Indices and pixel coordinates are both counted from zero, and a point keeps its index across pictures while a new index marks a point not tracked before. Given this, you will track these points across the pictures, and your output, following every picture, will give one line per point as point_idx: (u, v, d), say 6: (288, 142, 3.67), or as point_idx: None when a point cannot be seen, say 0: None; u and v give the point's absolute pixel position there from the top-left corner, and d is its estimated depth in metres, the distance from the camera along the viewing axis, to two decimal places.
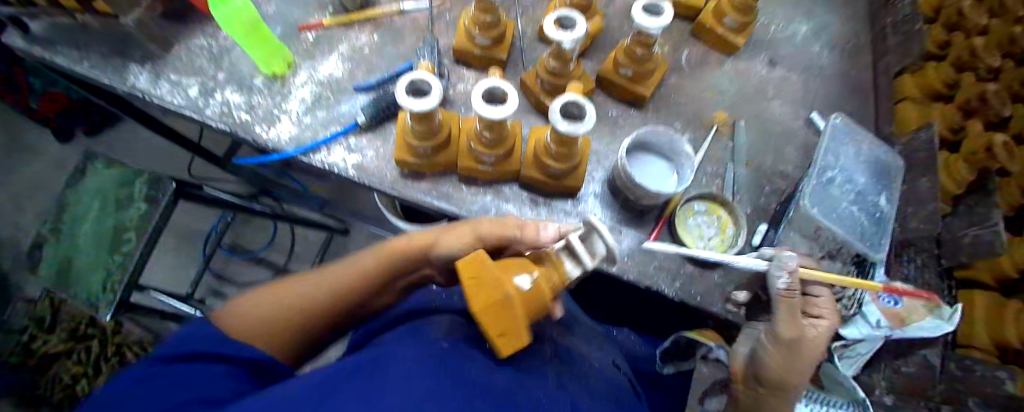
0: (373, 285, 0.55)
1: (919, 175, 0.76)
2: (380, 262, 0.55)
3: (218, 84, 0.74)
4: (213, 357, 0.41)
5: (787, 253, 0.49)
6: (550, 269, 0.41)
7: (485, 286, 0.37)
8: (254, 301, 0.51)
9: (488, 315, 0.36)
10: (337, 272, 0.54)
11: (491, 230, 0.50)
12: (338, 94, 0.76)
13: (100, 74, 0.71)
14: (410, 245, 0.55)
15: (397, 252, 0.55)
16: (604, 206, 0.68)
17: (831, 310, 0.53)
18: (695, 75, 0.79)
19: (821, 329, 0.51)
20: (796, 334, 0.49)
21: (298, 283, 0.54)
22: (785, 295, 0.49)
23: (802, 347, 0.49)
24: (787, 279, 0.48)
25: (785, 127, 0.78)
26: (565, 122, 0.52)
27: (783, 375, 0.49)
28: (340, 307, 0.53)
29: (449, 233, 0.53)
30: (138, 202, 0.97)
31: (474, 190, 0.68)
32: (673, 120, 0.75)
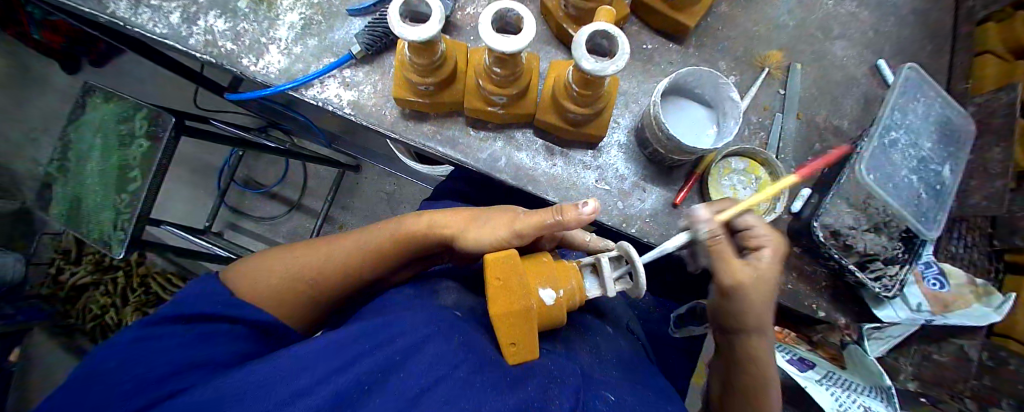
0: (387, 265, 0.49)
1: (993, 142, 0.66)
2: (396, 244, 0.48)
3: (201, 8, 0.66)
4: (219, 316, 0.41)
5: (696, 206, 0.44)
6: (575, 288, 0.39)
7: (510, 291, 0.36)
8: (264, 265, 0.48)
9: (506, 321, 0.35)
10: (350, 248, 0.49)
11: (526, 225, 0.43)
12: (331, 18, 0.68)
13: (80, 2, 0.64)
14: (433, 228, 0.48)
15: (419, 234, 0.48)
16: (628, 158, 0.60)
17: (769, 236, 0.46)
18: (750, 4, 0.68)
19: (761, 265, 0.45)
20: (733, 279, 0.45)
21: (309, 251, 0.49)
22: (711, 243, 0.44)
23: (743, 289, 0.45)
24: (707, 226, 0.43)
25: (847, 73, 0.68)
26: (591, 59, 0.43)
27: (737, 320, 0.47)
28: (350, 285, 0.49)
29: (481, 222, 0.47)
30: (140, 139, 0.90)
31: (484, 135, 0.61)
32: (717, 59, 0.65)
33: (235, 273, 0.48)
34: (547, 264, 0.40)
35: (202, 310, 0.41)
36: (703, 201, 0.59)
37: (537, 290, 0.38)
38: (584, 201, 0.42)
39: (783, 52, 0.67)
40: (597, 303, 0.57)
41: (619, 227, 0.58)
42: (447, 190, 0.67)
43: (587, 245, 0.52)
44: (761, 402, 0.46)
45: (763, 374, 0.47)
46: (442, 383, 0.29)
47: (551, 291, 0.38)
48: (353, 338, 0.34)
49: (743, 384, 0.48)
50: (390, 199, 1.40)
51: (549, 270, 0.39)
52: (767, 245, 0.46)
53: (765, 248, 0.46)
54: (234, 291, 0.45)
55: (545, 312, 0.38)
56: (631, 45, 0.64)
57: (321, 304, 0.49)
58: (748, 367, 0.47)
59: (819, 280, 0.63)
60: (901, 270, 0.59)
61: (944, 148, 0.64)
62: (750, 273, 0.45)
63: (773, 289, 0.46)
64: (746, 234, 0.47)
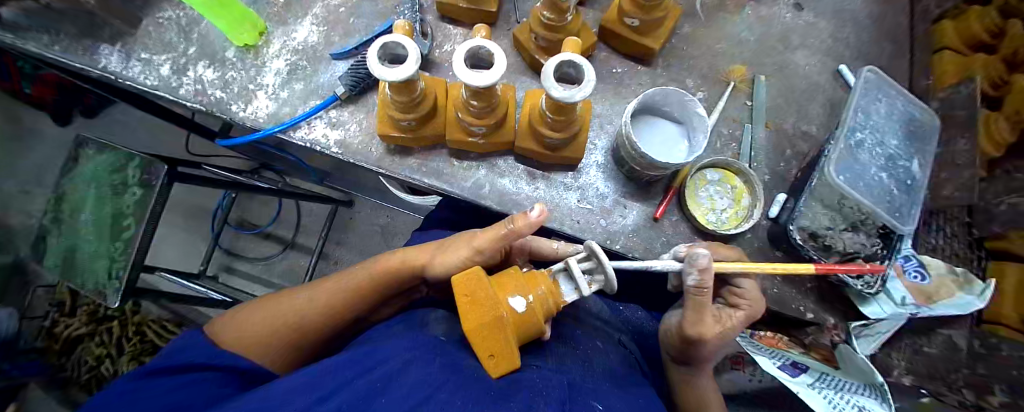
0: (365, 300, 0.50)
1: (958, 134, 0.69)
2: (372, 279, 0.50)
3: (191, 60, 0.70)
4: (202, 365, 0.42)
5: (701, 251, 0.45)
6: (546, 293, 0.41)
7: (481, 307, 0.37)
8: (250, 314, 0.49)
9: (479, 335, 0.37)
10: (330, 288, 0.51)
11: (485, 240, 0.46)
12: (315, 62, 0.71)
13: (71, 57, 0.67)
14: (406, 262, 0.50)
15: (392, 268, 0.50)
16: (606, 177, 0.63)
17: (751, 299, 0.52)
18: (711, 23, 0.72)
19: (732, 321, 0.51)
20: (699, 333, 0.50)
21: (293, 296, 0.51)
22: (695, 293, 0.48)
23: (706, 340, 0.51)
24: (697, 277, 0.46)
25: (810, 81, 0.71)
26: (560, 88, 0.46)
27: (689, 357, 0.55)
28: (331, 325, 0.50)
29: (450, 248, 0.49)
30: (134, 187, 0.91)
31: (467, 164, 0.63)
32: (685, 77, 0.68)
33: (222, 325, 0.49)
34: (512, 276, 0.41)
35: (186, 359, 0.42)
36: (683, 214, 0.61)
37: (506, 298, 0.39)
38: (532, 207, 0.45)
39: (747, 66, 0.70)
40: (587, 320, 0.58)
41: (603, 244, 0.59)
42: (438, 221, 0.69)
43: (557, 252, 0.55)
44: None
45: (702, 393, 0.57)
46: (425, 403, 0.30)
47: (521, 297, 0.39)
48: (335, 371, 0.34)
49: (683, 400, 0.58)
50: (384, 230, 1.42)
51: (516, 281, 0.41)
52: (744, 307, 0.52)
53: (740, 309, 0.52)
54: (221, 341, 0.46)
55: (518, 320, 0.39)
56: (601, 70, 0.67)
57: (307, 346, 0.50)
58: (691, 392, 0.57)
59: (804, 282, 0.65)
60: (881, 264, 0.60)
61: (910, 144, 0.66)
62: (717, 328, 0.51)
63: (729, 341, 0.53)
64: (734, 290, 0.54)
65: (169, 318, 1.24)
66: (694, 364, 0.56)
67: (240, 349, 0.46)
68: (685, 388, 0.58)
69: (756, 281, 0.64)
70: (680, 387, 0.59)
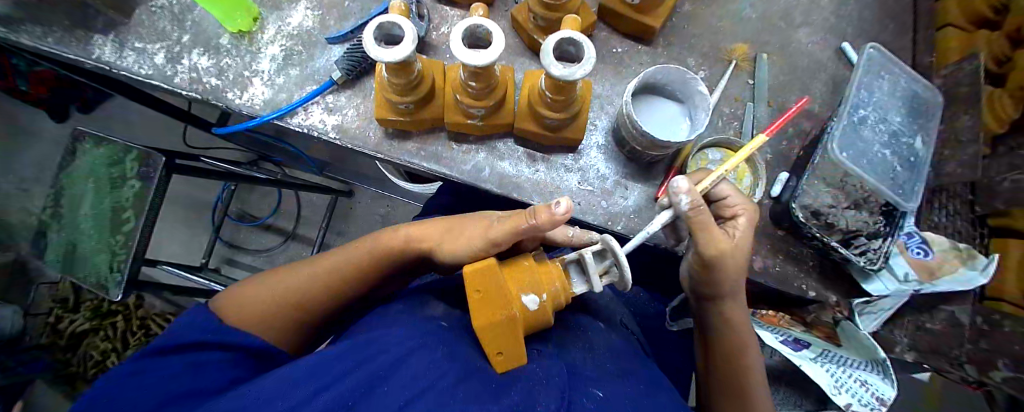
0: (367, 277, 0.50)
1: (962, 111, 0.68)
2: (374, 258, 0.49)
3: (185, 48, 0.69)
4: (206, 346, 0.42)
5: (673, 178, 0.42)
6: (559, 290, 0.39)
7: (492, 302, 0.36)
8: (251, 289, 0.49)
9: (488, 331, 0.36)
10: (330, 265, 0.50)
11: (501, 232, 0.42)
12: (310, 47, 0.70)
13: (65, 49, 0.66)
14: (409, 242, 0.49)
15: (393, 246, 0.49)
16: (607, 158, 0.62)
17: (743, 204, 0.49)
18: (712, 2, 0.70)
19: (737, 233, 0.48)
20: (716, 250, 0.45)
21: (293, 273, 0.50)
22: (694, 215, 0.43)
23: (725, 258, 0.46)
24: (688, 199, 0.41)
25: (813, 58, 0.70)
26: (559, 65, 0.45)
27: (713, 288, 0.49)
28: (332, 300, 0.50)
29: (454, 230, 0.48)
30: (133, 180, 0.91)
31: (466, 148, 0.63)
32: (686, 57, 0.67)
33: (225, 301, 0.48)
34: (529, 268, 0.39)
35: (193, 337, 0.42)
36: None
37: (518, 296, 0.38)
38: (556, 200, 0.40)
39: (748, 44, 0.69)
40: (589, 303, 0.58)
41: (604, 226, 0.59)
42: (437, 204, 0.69)
43: (571, 241, 0.51)
44: (740, 357, 0.51)
45: (736, 334, 0.51)
46: (427, 393, 0.30)
47: (536, 295, 0.38)
48: (336, 359, 0.34)
49: (721, 351, 0.52)
50: (386, 220, 1.41)
51: (530, 274, 0.39)
52: (741, 212, 0.49)
53: (740, 216, 0.49)
54: (225, 317, 0.46)
55: (528, 317, 0.38)
56: (601, 51, 0.66)
57: (308, 319, 0.50)
58: (731, 330, 0.51)
59: (807, 260, 0.64)
60: (883, 242, 0.60)
61: (913, 121, 0.65)
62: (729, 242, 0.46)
63: (746, 257, 0.49)
64: (722, 204, 0.50)
65: (172, 311, 1.24)
66: (719, 299, 0.51)
67: (243, 323, 0.46)
68: (725, 324, 0.52)
69: (757, 259, 0.64)
70: (717, 331, 0.52)
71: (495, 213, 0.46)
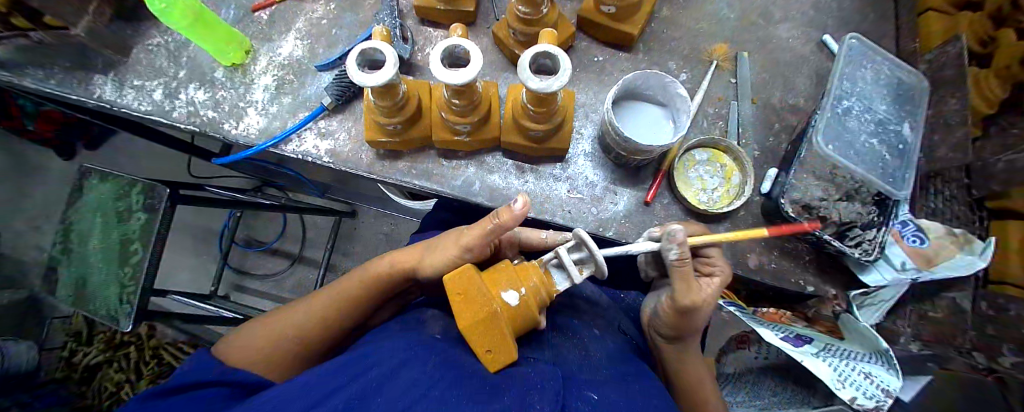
0: (358, 302, 0.51)
1: (946, 95, 0.69)
2: (362, 284, 0.50)
3: (182, 83, 0.71)
4: (206, 382, 0.43)
5: (674, 226, 0.44)
6: (538, 284, 0.41)
7: (475, 302, 0.38)
8: (249, 332, 0.51)
9: (477, 329, 0.37)
10: (324, 299, 0.52)
11: (472, 237, 0.44)
12: (301, 75, 0.72)
13: (67, 92, 0.69)
14: (394, 266, 0.50)
15: (381, 272, 0.50)
16: (595, 165, 0.63)
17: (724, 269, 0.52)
18: (690, 4, 0.71)
19: (710, 289, 0.50)
20: (692, 300, 0.48)
21: (287, 312, 0.52)
22: (678, 265, 0.46)
23: (698, 307, 0.49)
24: (677, 251, 0.45)
25: (795, 53, 0.71)
26: (536, 79, 0.46)
27: (672, 331, 0.53)
28: (328, 331, 0.51)
29: (435, 249, 0.48)
30: (138, 213, 0.93)
31: (456, 164, 0.64)
32: (668, 60, 0.68)
33: (228, 346, 0.51)
34: (503, 271, 0.41)
35: (195, 378, 0.43)
36: (674, 196, 0.61)
37: (500, 293, 0.39)
38: (515, 199, 0.42)
39: (728, 43, 0.70)
40: (586, 311, 0.59)
41: (595, 232, 0.60)
42: (433, 221, 0.70)
43: (545, 242, 0.53)
44: (695, 389, 0.56)
45: (689, 365, 0.57)
46: (416, 405, 0.30)
47: (515, 290, 0.40)
48: (329, 377, 0.35)
49: (677, 382, 0.57)
50: (390, 237, 1.43)
51: (506, 274, 0.41)
52: (718, 274, 0.52)
53: (716, 276, 0.51)
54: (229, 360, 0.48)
55: (513, 314, 0.39)
56: (582, 60, 0.67)
57: (310, 355, 0.51)
58: (683, 367, 0.57)
59: (802, 254, 0.65)
60: (877, 231, 0.60)
61: (900, 108, 0.65)
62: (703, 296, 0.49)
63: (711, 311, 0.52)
64: (704, 260, 0.53)
65: (183, 340, 1.26)
66: (678, 340, 0.55)
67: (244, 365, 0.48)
68: (678, 360, 0.57)
69: (752, 257, 0.64)
70: (672, 364, 0.57)
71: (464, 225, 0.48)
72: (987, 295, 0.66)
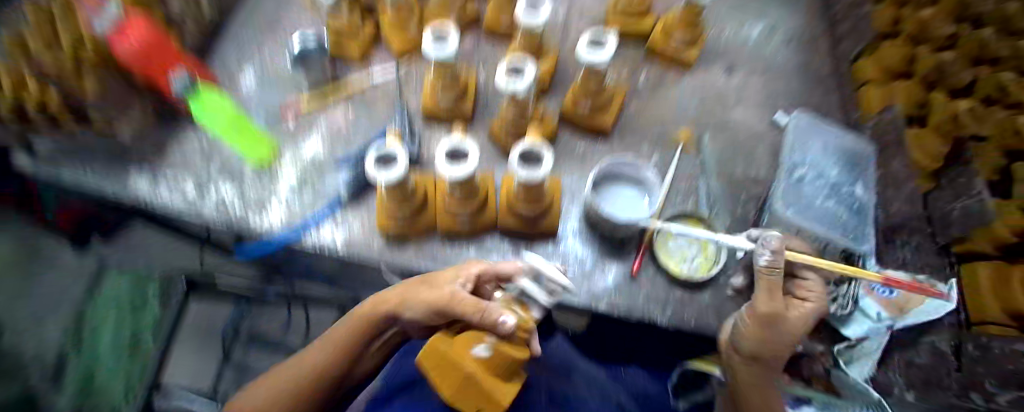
0: (350, 344, 0.57)
1: (890, 156, 0.78)
2: (352, 330, 0.57)
3: (212, 178, 0.79)
4: None
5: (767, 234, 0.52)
6: (512, 339, 0.46)
7: (451, 369, 0.44)
8: (251, 396, 0.56)
9: (458, 393, 0.44)
10: (319, 349, 0.57)
11: (432, 294, 0.51)
12: (321, 172, 0.81)
13: (104, 184, 0.76)
14: (377, 306, 0.57)
15: (366, 316, 0.57)
16: (585, 242, 0.69)
17: (818, 290, 0.58)
18: (656, 95, 0.83)
19: (805, 310, 0.56)
20: (772, 309, 0.51)
21: (287, 368, 0.57)
22: (766, 272, 0.51)
23: (786, 319, 0.52)
24: (769, 256, 0.51)
25: (752, 131, 0.81)
26: (523, 170, 0.56)
27: (756, 349, 0.53)
28: (320, 383, 0.55)
29: (408, 294, 0.55)
30: (152, 301, 1.17)
31: (458, 248, 0.70)
32: (641, 144, 0.78)
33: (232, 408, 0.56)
34: (476, 322, 0.46)
35: None
36: (658, 268, 0.66)
37: (469, 353, 0.44)
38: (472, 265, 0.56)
39: (692, 126, 0.80)
40: (580, 389, 0.61)
41: (588, 305, 0.64)
42: None
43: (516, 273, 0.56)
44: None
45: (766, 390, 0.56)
46: None
47: (485, 344, 0.44)
48: None
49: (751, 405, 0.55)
50: None
51: (472, 333, 0.46)
52: (811, 298, 0.57)
53: (809, 300, 0.57)
54: None
55: (490, 363, 0.45)
56: (565, 149, 0.77)
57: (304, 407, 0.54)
58: (758, 390, 0.55)
59: None
60: (848, 286, 0.65)
61: (851, 170, 0.74)
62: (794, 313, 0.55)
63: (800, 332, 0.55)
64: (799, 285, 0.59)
65: None
66: (757, 362, 0.55)
67: None
68: (755, 387, 0.55)
69: None
70: (745, 387, 0.56)
71: (455, 285, 0.52)
72: (975, 339, 0.69)
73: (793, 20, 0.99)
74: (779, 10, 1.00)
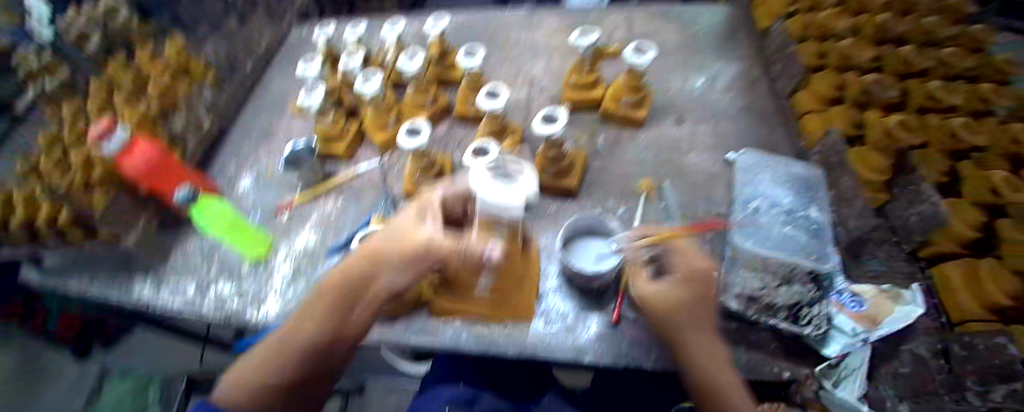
0: (328, 324, 0.52)
1: (839, 177, 0.83)
2: (329, 294, 0.52)
3: (212, 279, 0.84)
4: None
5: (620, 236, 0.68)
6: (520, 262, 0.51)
7: None
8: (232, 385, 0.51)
9: None
10: (299, 324, 0.52)
11: (401, 250, 0.51)
12: (314, 260, 0.84)
13: (111, 293, 0.83)
14: (350, 271, 0.53)
15: (345, 271, 0.53)
16: (566, 297, 0.74)
17: (693, 260, 0.57)
18: (615, 153, 0.92)
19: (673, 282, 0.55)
20: (642, 292, 0.57)
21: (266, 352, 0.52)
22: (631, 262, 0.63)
23: (653, 298, 0.56)
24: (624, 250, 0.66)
25: (709, 172, 0.88)
26: None
27: (662, 331, 0.55)
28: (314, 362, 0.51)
29: (378, 252, 0.52)
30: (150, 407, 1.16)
31: (446, 318, 0.74)
32: (606, 200, 0.84)
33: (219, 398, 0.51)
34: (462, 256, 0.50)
35: None
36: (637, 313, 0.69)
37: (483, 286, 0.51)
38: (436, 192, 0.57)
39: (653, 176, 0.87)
40: None
41: (575, 359, 0.66)
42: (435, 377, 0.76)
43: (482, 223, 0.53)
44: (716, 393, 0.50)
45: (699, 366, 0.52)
46: None
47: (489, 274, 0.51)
48: None
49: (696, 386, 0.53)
50: None
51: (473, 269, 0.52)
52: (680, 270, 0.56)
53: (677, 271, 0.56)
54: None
55: None
56: (538, 212, 0.84)
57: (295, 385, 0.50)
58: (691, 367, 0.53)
59: (768, 343, 0.70)
60: (821, 306, 0.68)
61: (806, 195, 0.78)
62: (668, 286, 0.55)
63: (692, 302, 0.54)
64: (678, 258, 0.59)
65: None
66: (676, 343, 0.54)
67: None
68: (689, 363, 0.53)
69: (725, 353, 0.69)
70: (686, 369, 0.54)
71: (429, 228, 0.52)
72: (958, 339, 0.67)
73: (733, 66, 1.10)
74: (719, 60, 1.11)
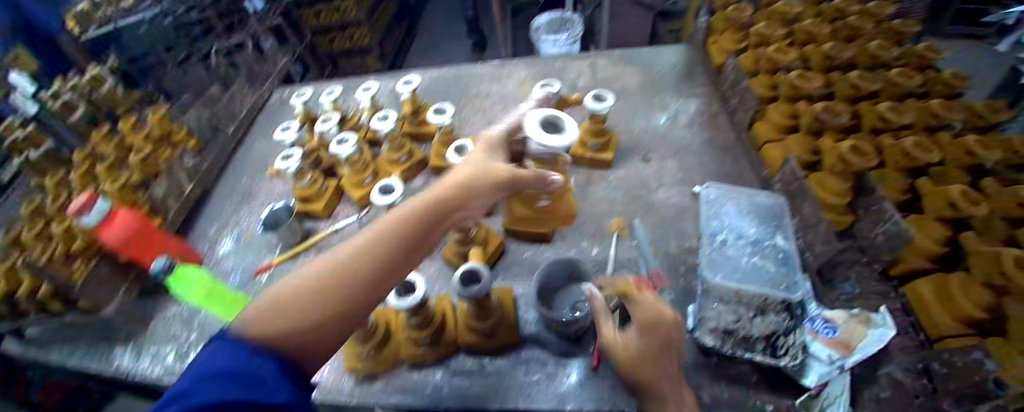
0: (402, 249, 0.47)
1: (800, 202, 0.86)
2: (416, 220, 0.49)
3: (191, 346, 0.83)
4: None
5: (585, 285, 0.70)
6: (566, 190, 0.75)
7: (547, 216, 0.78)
8: (269, 305, 0.42)
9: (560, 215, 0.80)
10: (369, 243, 0.46)
11: (492, 182, 0.57)
12: None
13: (90, 363, 0.84)
14: (440, 199, 0.52)
15: (434, 198, 0.52)
16: (542, 343, 0.74)
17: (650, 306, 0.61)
18: (586, 195, 0.97)
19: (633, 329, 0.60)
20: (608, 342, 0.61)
21: (317, 272, 0.44)
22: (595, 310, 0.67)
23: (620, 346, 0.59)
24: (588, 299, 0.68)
25: (676, 207, 0.92)
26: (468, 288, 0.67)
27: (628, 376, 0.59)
28: (373, 295, 0.45)
29: (467, 186, 0.55)
30: None
31: (425, 371, 0.73)
32: (580, 241, 0.87)
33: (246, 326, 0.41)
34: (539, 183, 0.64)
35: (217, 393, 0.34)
36: None
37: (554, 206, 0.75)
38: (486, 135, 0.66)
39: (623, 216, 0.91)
40: None
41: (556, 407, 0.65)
42: None
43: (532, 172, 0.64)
44: None
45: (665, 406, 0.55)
46: None
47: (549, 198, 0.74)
48: None
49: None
50: None
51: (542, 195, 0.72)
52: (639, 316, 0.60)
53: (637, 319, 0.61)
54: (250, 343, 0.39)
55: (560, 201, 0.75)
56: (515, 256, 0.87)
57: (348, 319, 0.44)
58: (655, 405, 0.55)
59: (748, 376, 0.72)
60: (794, 335, 0.68)
61: (770, 224, 0.80)
62: (629, 333, 0.59)
63: (655, 348, 0.57)
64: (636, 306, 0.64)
65: None
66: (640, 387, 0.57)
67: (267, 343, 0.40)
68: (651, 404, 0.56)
69: (704, 391, 0.72)
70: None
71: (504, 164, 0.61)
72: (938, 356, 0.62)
73: (693, 104, 1.17)
74: (680, 99, 1.19)
